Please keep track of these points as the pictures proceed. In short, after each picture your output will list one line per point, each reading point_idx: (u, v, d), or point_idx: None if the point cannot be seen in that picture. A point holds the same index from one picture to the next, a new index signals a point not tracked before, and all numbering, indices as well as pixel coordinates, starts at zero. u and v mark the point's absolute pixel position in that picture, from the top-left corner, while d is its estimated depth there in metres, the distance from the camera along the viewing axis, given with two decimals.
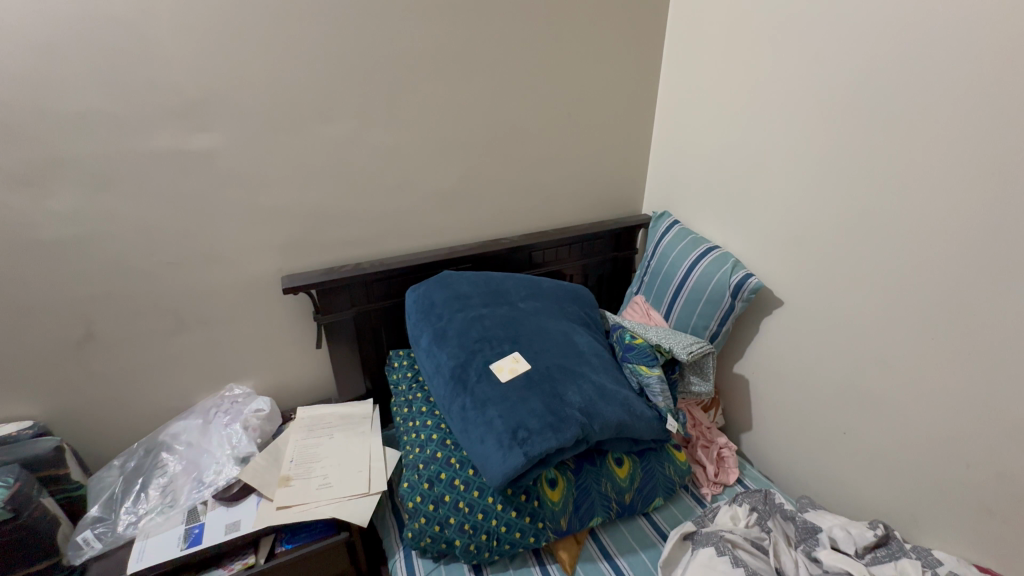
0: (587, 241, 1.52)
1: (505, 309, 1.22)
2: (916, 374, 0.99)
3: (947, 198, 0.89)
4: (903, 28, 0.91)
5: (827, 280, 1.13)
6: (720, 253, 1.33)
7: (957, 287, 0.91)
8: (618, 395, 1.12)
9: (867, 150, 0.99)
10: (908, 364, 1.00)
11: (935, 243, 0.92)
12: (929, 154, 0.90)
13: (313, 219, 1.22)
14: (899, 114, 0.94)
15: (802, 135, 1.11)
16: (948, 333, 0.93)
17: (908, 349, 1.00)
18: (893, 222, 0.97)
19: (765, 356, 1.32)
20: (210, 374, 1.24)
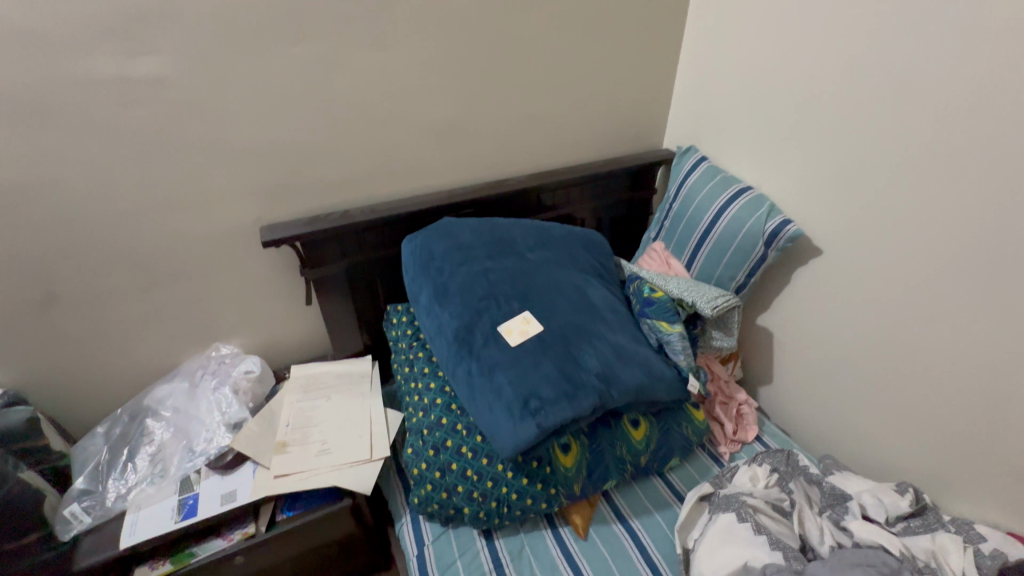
0: (602, 180, 1.36)
1: (512, 261, 1.10)
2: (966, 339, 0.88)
3: None
4: None
5: (870, 229, 0.98)
6: (753, 195, 1.18)
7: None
8: (638, 356, 1.03)
9: (951, 72, 0.81)
10: (959, 329, 0.89)
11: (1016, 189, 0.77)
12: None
13: (291, 160, 1.06)
14: (997, 24, 0.75)
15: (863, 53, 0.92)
16: (1014, 295, 0.81)
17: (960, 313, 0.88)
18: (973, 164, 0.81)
19: (790, 310, 1.21)
20: (193, 334, 1.15)
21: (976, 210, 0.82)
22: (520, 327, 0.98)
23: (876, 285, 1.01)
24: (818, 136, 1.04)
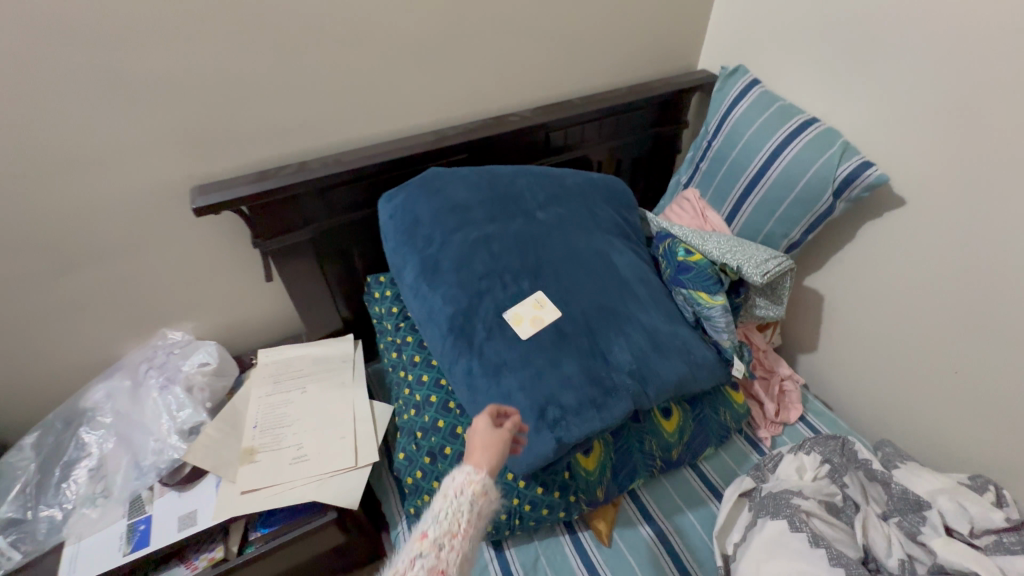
0: (625, 112, 1.09)
1: (518, 224, 0.87)
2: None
3: None
4: None
5: (992, 177, 0.76)
6: (821, 131, 0.93)
7: None
8: (677, 341, 0.84)
9: None
10: None
11: None
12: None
13: (222, 95, 0.79)
14: None
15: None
16: None
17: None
18: None
19: (854, 272, 1.01)
20: (130, 321, 0.94)
21: None
22: (532, 314, 0.78)
23: (983, 248, 0.80)
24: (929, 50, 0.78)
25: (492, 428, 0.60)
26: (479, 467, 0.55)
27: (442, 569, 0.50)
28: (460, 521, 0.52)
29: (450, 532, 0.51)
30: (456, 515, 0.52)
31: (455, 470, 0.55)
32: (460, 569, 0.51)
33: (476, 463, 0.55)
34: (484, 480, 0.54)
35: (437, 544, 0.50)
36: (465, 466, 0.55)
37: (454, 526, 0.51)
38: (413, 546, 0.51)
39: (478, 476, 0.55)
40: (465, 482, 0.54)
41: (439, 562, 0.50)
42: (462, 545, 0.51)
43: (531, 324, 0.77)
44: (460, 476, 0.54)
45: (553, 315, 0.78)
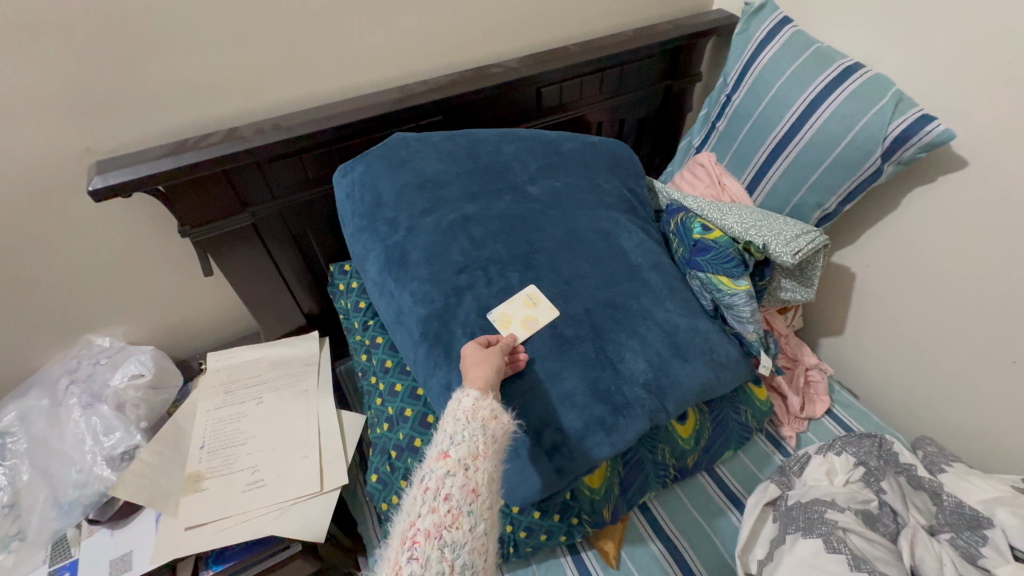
0: (628, 63, 0.92)
1: (505, 203, 0.72)
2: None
3: None
4: None
5: None
6: (868, 79, 0.77)
7: None
8: (697, 339, 0.70)
9: None
10: None
11: None
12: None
13: (113, 44, 0.61)
14: None
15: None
16: None
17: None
18: None
19: (895, 250, 0.87)
20: (40, 330, 0.78)
21: None
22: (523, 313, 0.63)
23: None
24: None
25: (481, 349, 0.59)
26: (484, 391, 0.54)
27: (473, 484, 0.48)
28: (481, 442, 0.50)
29: (473, 451, 0.49)
30: (477, 434, 0.50)
31: (463, 396, 0.53)
32: (490, 486, 0.50)
33: (480, 386, 0.54)
34: (492, 402, 0.53)
35: (464, 463, 0.48)
36: (469, 391, 0.54)
37: (476, 446, 0.50)
38: (436, 466, 0.49)
39: (486, 401, 0.53)
40: (474, 407, 0.52)
41: (469, 480, 0.48)
42: (487, 463, 0.49)
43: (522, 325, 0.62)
44: (470, 400, 0.53)
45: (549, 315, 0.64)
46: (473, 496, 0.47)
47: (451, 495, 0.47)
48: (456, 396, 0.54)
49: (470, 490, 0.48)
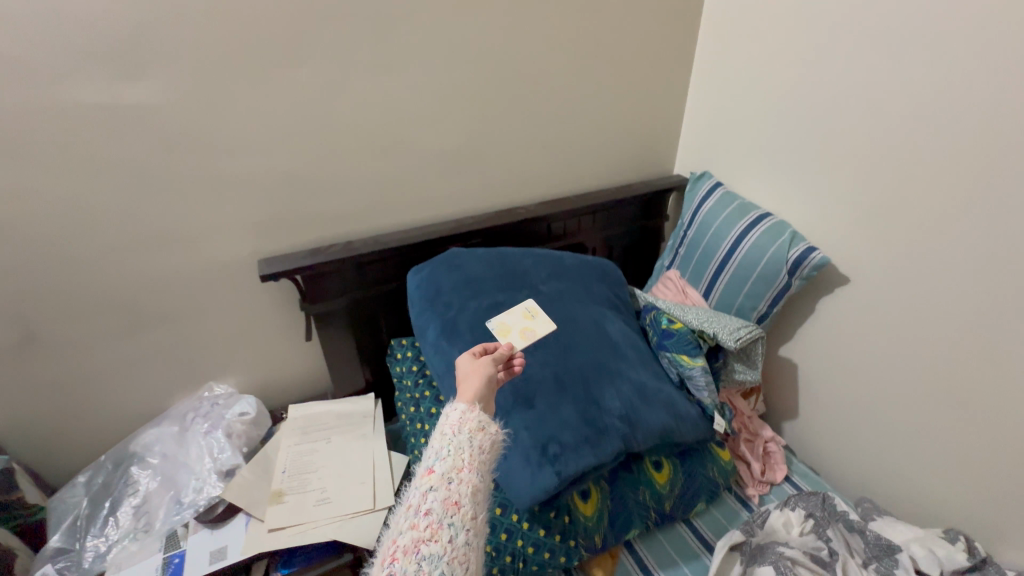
0: (613, 208, 1.31)
1: (524, 295, 1.04)
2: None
3: None
4: None
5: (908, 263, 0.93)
6: (774, 222, 1.13)
7: None
8: (661, 394, 0.96)
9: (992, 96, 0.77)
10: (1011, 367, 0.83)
11: None
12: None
13: (292, 191, 1.01)
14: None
15: (904, 62, 0.87)
16: None
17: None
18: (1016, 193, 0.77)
19: (818, 344, 1.15)
20: (183, 376, 1.07)
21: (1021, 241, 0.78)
22: (519, 325, 0.97)
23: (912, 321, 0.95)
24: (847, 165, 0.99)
25: (473, 361, 0.74)
26: (470, 406, 0.66)
27: (453, 497, 0.59)
28: (461, 457, 0.61)
29: (453, 467, 0.61)
30: (458, 451, 0.62)
31: (452, 412, 0.66)
32: (472, 499, 0.60)
33: (467, 402, 0.66)
34: (475, 418, 0.65)
35: (445, 478, 0.60)
36: (457, 406, 0.66)
37: (456, 462, 0.61)
38: (423, 481, 0.60)
39: (471, 415, 0.65)
40: (459, 422, 0.64)
41: (450, 494, 0.59)
42: (468, 477, 0.60)
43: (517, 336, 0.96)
44: (456, 419, 0.65)
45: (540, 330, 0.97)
46: (454, 508, 0.58)
47: (432, 509, 0.57)
48: (447, 412, 0.66)
49: (451, 503, 0.58)
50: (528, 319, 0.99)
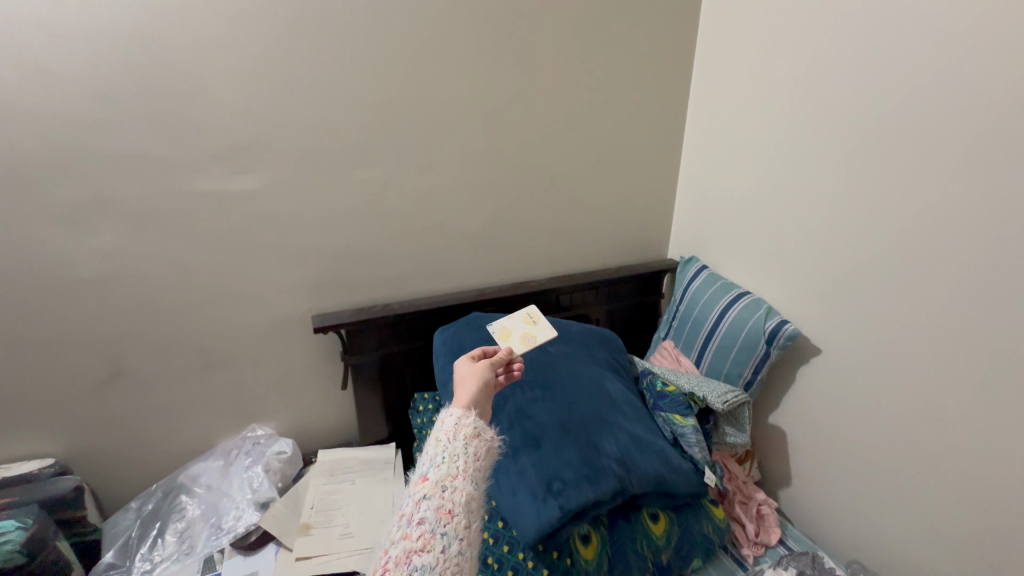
0: (614, 284, 1.51)
1: (534, 352, 1.19)
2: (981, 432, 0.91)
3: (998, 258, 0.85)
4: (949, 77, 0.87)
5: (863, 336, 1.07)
6: (752, 299, 1.30)
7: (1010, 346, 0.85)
8: (654, 445, 1.08)
9: (903, 199, 0.96)
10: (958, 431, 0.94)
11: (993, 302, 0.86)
12: (989, 189, 0.84)
13: (346, 260, 1.23)
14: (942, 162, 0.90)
15: (835, 172, 1.07)
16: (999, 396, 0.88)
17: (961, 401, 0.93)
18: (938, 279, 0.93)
19: (800, 412, 1.26)
20: (232, 415, 1.22)
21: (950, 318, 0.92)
22: (519, 329, 1.12)
23: (878, 391, 1.06)
24: (807, 251, 1.16)
25: (471, 368, 0.76)
26: (466, 411, 0.65)
27: (447, 506, 0.56)
28: (457, 464, 0.59)
29: (448, 474, 0.58)
30: (453, 458, 0.59)
31: (448, 417, 0.65)
32: (467, 507, 0.57)
33: (464, 407, 0.65)
34: (471, 423, 0.63)
35: (439, 486, 0.57)
36: (454, 410, 0.65)
37: (451, 468, 0.58)
38: (416, 490, 0.58)
39: (468, 421, 0.63)
40: (455, 428, 0.62)
41: (444, 502, 0.56)
42: (463, 484, 0.58)
43: (516, 340, 1.10)
44: (452, 425, 0.63)
45: (538, 337, 1.11)
46: (448, 517, 0.55)
47: (425, 518, 0.55)
48: (444, 418, 0.65)
49: (444, 512, 0.55)
50: (528, 324, 1.14)
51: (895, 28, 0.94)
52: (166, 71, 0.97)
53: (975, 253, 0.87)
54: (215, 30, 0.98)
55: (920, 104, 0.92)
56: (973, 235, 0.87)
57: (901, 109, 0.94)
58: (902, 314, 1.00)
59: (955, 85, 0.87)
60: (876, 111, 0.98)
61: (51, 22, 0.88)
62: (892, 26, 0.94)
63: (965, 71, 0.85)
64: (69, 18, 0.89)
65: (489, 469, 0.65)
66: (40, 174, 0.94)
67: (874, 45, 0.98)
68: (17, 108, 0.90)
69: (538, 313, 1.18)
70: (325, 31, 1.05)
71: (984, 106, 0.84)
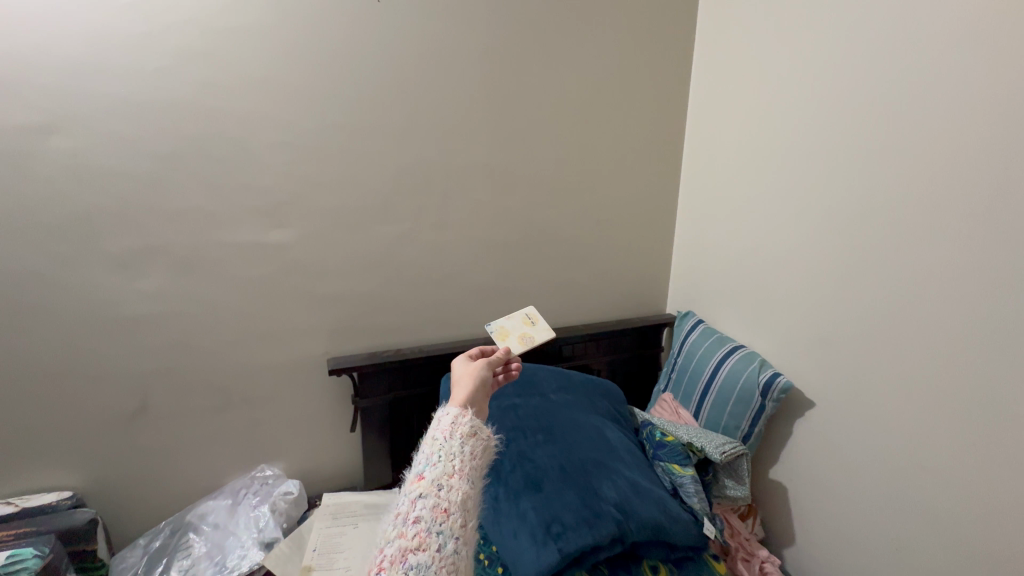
0: (614, 336, 1.57)
1: (536, 400, 1.26)
2: (950, 494, 0.90)
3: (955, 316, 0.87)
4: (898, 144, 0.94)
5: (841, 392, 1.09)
6: (746, 352, 1.32)
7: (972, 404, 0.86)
8: (654, 492, 1.07)
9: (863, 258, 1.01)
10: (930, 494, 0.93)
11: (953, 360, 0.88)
12: (941, 248, 0.89)
13: (363, 308, 1.32)
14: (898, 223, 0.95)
15: (808, 232, 1.13)
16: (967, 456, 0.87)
17: (930, 462, 0.93)
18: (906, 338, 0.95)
19: (789, 470, 1.25)
20: (246, 453, 1.29)
21: (915, 375, 0.94)
22: (517, 330, 1.20)
23: (850, 444, 1.08)
24: (789, 308, 1.21)
25: (467, 367, 0.81)
26: (462, 411, 0.70)
27: (443, 504, 0.60)
28: (453, 463, 0.63)
29: (444, 473, 0.62)
30: (449, 458, 0.64)
31: (445, 416, 0.69)
32: (462, 507, 0.61)
33: (459, 407, 0.70)
34: (467, 423, 0.68)
35: (434, 486, 0.61)
36: (451, 410, 0.70)
37: (447, 468, 0.63)
38: (413, 488, 0.62)
39: (463, 421, 0.68)
40: (451, 428, 0.67)
41: (439, 502, 0.60)
42: (458, 483, 0.62)
43: (515, 340, 1.18)
44: (449, 424, 0.68)
45: (535, 336, 1.18)
46: (443, 516, 0.59)
47: (421, 517, 0.58)
48: (441, 417, 0.70)
49: (440, 511, 0.59)
50: (527, 325, 1.22)
51: (842, 110, 1.04)
52: (221, 139, 1.12)
53: (928, 310, 0.91)
54: (266, 108, 1.14)
55: (866, 173, 1.00)
56: (927, 292, 0.91)
57: (858, 174, 1.01)
58: (870, 371, 1.02)
59: (893, 156, 0.95)
60: (837, 175, 1.06)
61: (132, 100, 1.04)
62: (848, 100, 1.03)
63: (903, 143, 0.93)
64: (147, 97, 1.05)
65: (482, 467, 0.69)
66: (105, 225, 1.08)
67: (831, 116, 1.06)
68: (95, 170, 1.05)
69: (536, 314, 1.26)
70: (357, 107, 1.21)
71: (927, 170, 0.90)
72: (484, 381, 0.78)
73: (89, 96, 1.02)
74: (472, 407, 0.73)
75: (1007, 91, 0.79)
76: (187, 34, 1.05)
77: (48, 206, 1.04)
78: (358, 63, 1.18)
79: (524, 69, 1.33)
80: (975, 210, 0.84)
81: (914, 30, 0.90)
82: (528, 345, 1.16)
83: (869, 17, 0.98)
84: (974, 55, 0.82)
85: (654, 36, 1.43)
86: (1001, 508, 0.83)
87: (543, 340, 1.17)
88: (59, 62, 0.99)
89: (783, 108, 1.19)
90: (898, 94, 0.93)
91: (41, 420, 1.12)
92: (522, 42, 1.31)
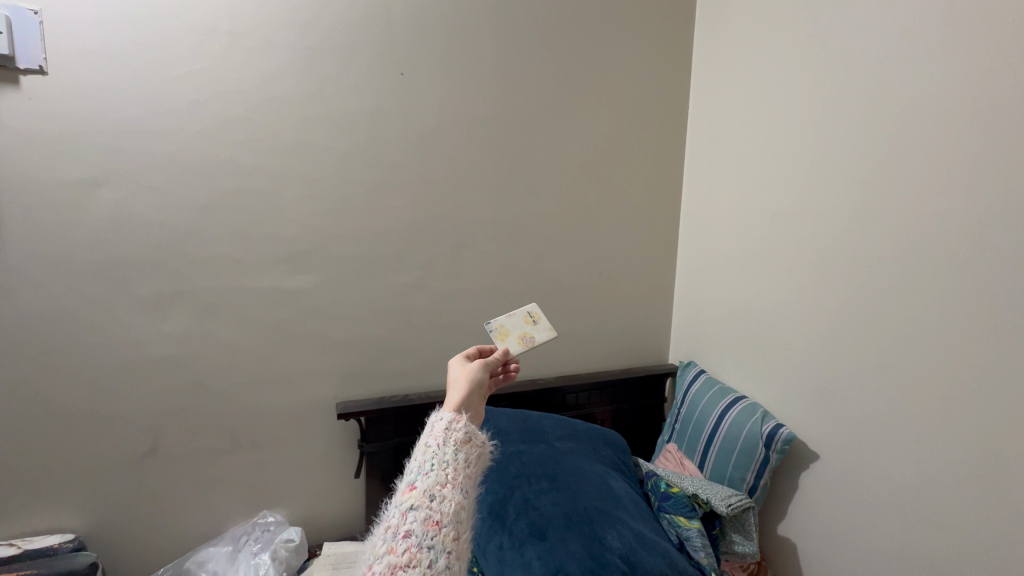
0: (618, 385, 1.59)
1: (540, 447, 1.26)
2: (954, 549, 0.90)
3: (944, 362, 0.91)
4: (886, 197, 1.00)
5: (844, 443, 1.10)
6: (749, 403, 1.32)
7: (965, 453, 0.88)
8: (660, 544, 1.03)
9: (853, 308, 1.07)
10: (929, 548, 0.94)
11: (947, 408, 0.91)
12: (927, 295, 0.93)
13: (374, 353, 1.36)
14: (886, 270, 1.00)
15: (803, 283, 1.19)
16: (968, 507, 0.88)
17: (930, 512, 0.93)
18: (902, 384, 0.98)
19: (795, 524, 1.23)
20: (250, 499, 1.29)
21: (910, 423, 0.97)
22: (518, 329, 1.20)
23: (856, 497, 1.07)
24: (790, 357, 1.23)
25: (463, 369, 0.84)
26: (457, 417, 0.72)
27: (435, 517, 0.61)
28: (445, 473, 0.65)
29: (436, 482, 0.64)
30: (441, 467, 0.65)
31: (438, 422, 0.71)
32: (455, 520, 0.62)
33: (454, 414, 0.73)
34: (461, 429, 0.70)
35: (426, 497, 0.62)
36: (445, 416, 0.73)
37: (440, 477, 0.64)
38: (404, 500, 0.63)
39: (458, 428, 0.71)
40: (448, 434, 0.69)
41: (432, 515, 0.61)
42: (451, 493, 0.63)
43: (514, 339, 1.19)
44: (442, 431, 0.70)
45: (536, 337, 1.19)
46: (434, 530, 0.60)
47: (412, 531, 0.60)
48: (434, 423, 0.72)
49: (431, 523, 0.61)
50: (528, 324, 1.22)
51: (829, 168, 1.12)
52: (253, 194, 1.21)
53: (917, 357, 0.95)
54: (297, 165, 1.24)
55: (852, 227, 1.07)
56: (917, 338, 0.95)
57: (847, 227, 1.08)
58: (869, 420, 1.04)
59: (872, 215, 1.03)
60: (830, 228, 1.12)
61: (179, 158, 1.15)
62: (833, 161, 1.11)
63: (890, 197, 0.99)
64: (191, 155, 1.15)
65: (475, 476, 0.71)
66: (141, 270, 1.15)
67: (823, 174, 1.14)
68: (136, 221, 1.13)
69: (536, 312, 1.26)
70: (380, 165, 1.31)
71: (907, 222, 0.97)
72: (479, 384, 0.80)
73: (137, 154, 1.12)
74: (465, 411, 0.75)
75: (970, 156, 0.87)
76: (231, 100, 1.17)
77: (89, 251, 1.11)
78: (382, 127, 1.30)
79: (532, 133, 1.45)
80: (952, 262, 0.90)
81: (885, 101, 1.00)
82: (528, 345, 1.17)
83: (842, 89, 1.09)
84: (942, 124, 0.91)
85: (652, 104, 1.56)
86: (999, 560, 0.84)
87: (544, 340, 1.19)
88: (117, 125, 1.10)
89: (771, 167, 1.28)
90: (880, 158, 1.01)
91: (53, 459, 1.13)
92: (531, 110, 1.43)
